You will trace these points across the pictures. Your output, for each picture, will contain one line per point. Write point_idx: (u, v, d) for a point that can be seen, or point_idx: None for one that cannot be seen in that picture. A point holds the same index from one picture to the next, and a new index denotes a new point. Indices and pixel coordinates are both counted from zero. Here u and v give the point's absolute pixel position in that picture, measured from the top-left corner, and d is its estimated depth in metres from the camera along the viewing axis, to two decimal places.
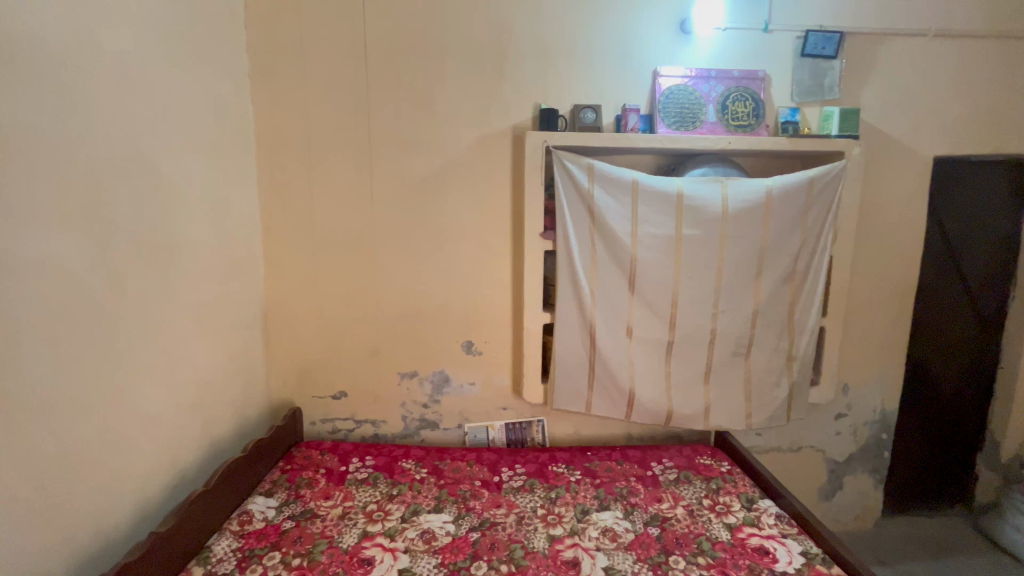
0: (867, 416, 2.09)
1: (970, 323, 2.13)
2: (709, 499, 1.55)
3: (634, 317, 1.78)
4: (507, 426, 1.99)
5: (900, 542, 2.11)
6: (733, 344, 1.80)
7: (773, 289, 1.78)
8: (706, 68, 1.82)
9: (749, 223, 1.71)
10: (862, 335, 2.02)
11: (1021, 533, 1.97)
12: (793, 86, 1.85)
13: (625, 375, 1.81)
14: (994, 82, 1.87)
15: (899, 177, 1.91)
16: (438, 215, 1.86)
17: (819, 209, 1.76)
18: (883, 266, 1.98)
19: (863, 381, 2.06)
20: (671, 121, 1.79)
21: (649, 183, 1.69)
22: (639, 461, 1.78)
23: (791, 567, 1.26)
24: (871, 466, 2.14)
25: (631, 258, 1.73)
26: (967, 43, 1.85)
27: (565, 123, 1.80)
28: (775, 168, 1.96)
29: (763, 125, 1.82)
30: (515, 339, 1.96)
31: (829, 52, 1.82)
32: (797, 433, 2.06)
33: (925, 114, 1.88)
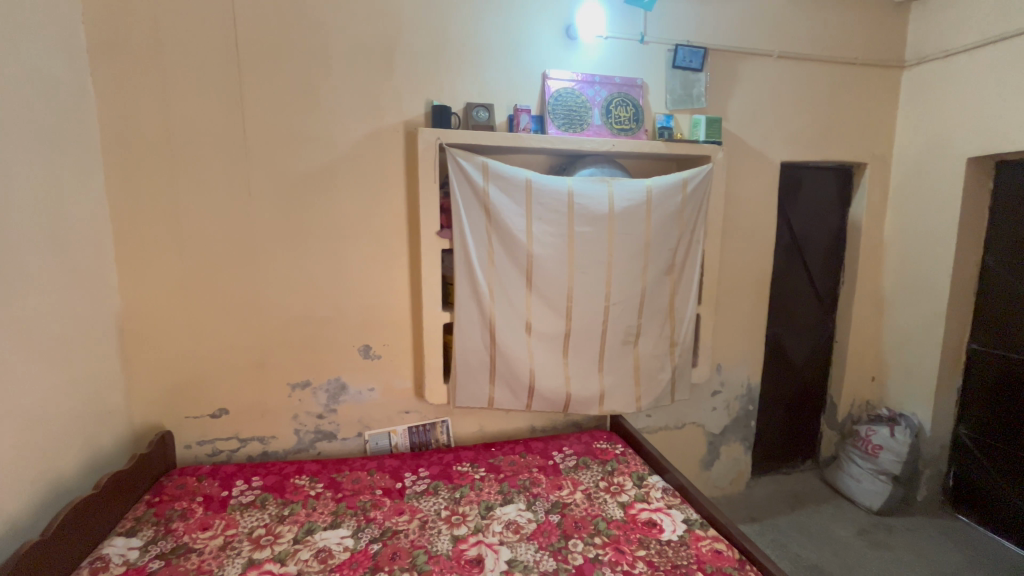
0: (737, 391, 2.35)
1: (813, 305, 2.49)
2: (605, 481, 1.64)
3: (532, 313, 1.83)
4: (410, 430, 1.94)
5: (766, 499, 2.41)
6: (624, 334, 1.92)
7: (656, 281, 1.93)
8: (591, 73, 1.92)
9: (634, 220, 1.84)
10: (731, 319, 2.27)
11: (855, 479, 2.36)
12: (667, 95, 2.02)
13: (526, 369, 1.86)
14: (824, 99, 2.20)
15: (755, 178, 2.17)
16: (327, 213, 1.75)
17: (692, 207, 1.94)
18: (745, 258, 2.24)
19: (733, 360, 2.31)
20: (560, 122, 1.86)
21: (542, 183, 1.75)
22: (541, 452, 1.84)
23: (675, 534, 1.37)
24: (741, 435, 2.41)
25: (527, 255, 1.78)
26: (804, 64, 2.15)
27: (459, 120, 1.80)
28: (655, 169, 2.12)
29: (642, 129, 1.96)
30: (415, 340, 1.92)
31: (696, 65, 2.01)
32: (680, 411, 2.26)
33: (774, 124, 2.16)
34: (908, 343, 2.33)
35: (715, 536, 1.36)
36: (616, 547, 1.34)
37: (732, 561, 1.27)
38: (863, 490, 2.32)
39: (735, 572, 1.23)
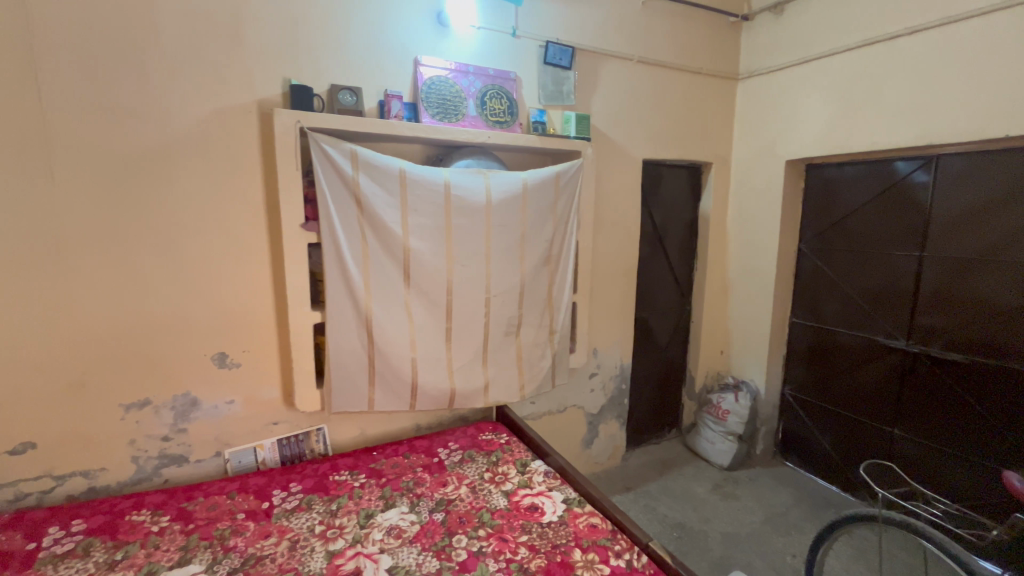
0: (611, 372, 2.52)
1: (673, 289, 2.77)
2: (489, 472, 1.66)
3: (412, 309, 1.76)
4: (280, 443, 1.77)
5: (639, 469, 2.64)
6: (506, 324, 1.95)
7: (534, 272, 1.98)
8: (464, 63, 1.89)
9: (511, 213, 1.86)
10: (604, 306, 2.42)
11: (709, 442, 2.67)
12: (539, 90, 2.07)
13: (407, 367, 1.79)
14: (676, 103, 2.44)
15: (621, 174, 2.34)
16: (163, 202, 1.50)
17: (565, 200, 2.02)
18: (615, 248, 2.40)
19: (608, 343, 2.48)
20: (434, 111, 1.80)
21: (417, 173, 1.68)
22: (425, 451, 1.81)
23: (555, 515, 1.42)
24: (617, 413, 2.60)
25: (404, 249, 1.70)
26: (659, 71, 2.36)
27: (322, 104, 1.66)
28: (531, 163, 2.18)
29: (516, 122, 1.99)
30: (283, 344, 1.75)
31: (565, 64, 2.09)
32: (561, 396, 2.36)
33: (636, 124, 2.33)
34: (746, 320, 2.70)
35: (591, 512, 1.43)
36: (500, 536, 1.35)
37: (606, 532, 1.34)
38: (716, 450, 2.64)
39: (608, 542, 1.31)
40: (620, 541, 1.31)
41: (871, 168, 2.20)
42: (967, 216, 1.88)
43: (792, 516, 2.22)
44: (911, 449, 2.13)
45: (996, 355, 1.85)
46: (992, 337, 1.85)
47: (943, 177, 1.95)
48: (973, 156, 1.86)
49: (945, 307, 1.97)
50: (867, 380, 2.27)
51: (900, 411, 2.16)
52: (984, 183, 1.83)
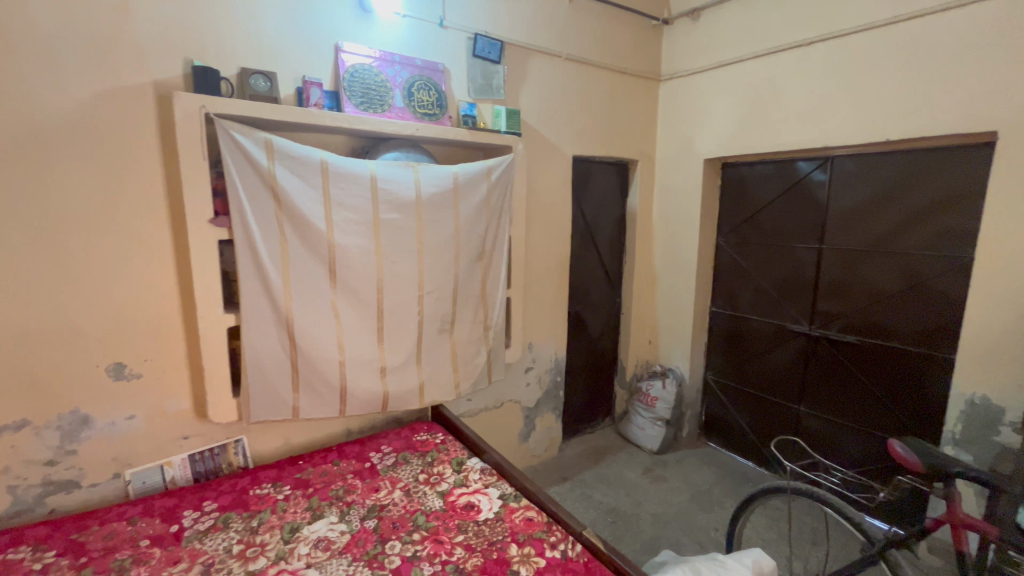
0: (546, 365, 2.55)
1: (605, 283, 2.85)
2: (424, 474, 1.62)
3: (339, 309, 1.68)
4: (192, 459, 1.62)
5: (575, 459, 2.70)
6: (439, 321, 1.91)
7: (467, 268, 1.96)
8: (390, 52, 1.82)
9: (441, 208, 1.82)
10: (539, 301, 2.45)
11: (641, 428, 2.79)
12: (469, 83, 2.04)
13: (334, 370, 1.70)
14: (603, 102, 2.50)
15: (552, 170, 2.36)
16: (40, 194, 1.31)
17: (497, 194, 2.01)
18: (548, 243, 2.43)
19: (542, 337, 2.51)
20: (358, 100, 1.72)
21: (340, 165, 1.60)
22: (357, 456, 1.73)
23: (491, 512, 1.41)
24: (552, 405, 2.64)
25: (328, 245, 1.61)
26: (587, 69, 2.41)
27: (231, 88, 1.52)
28: (461, 157, 2.14)
29: (446, 115, 1.95)
30: (192, 351, 1.60)
31: (494, 57, 2.08)
32: (498, 391, 2.36)
33: (565, 120, 2.37)
34: (671, 310, 2.84)
35: (527, 506, 1.44)
36: (435, 539, 1.32)
37: (541, 525, 1.35)
38: (646, 436, 2.76)
39: (544, 534, 1.32)
40: (555, 533, 1.32)
41: (777, 167, 2.38)
42: (857, 212, 2.09)
43: (715, 493, 2.37)
44: (815, 424, 2.35)
45: (882, 335, 2.07)
46: (879, 319, 2.07)
47: (837, 176, 2.15)
48: (862, 157, 2.07)
49: (841, 294, 2.18)
50: (777, 363, 2.47)
51: (805, 390, 2.37)
52: (871, 183, 2.04)
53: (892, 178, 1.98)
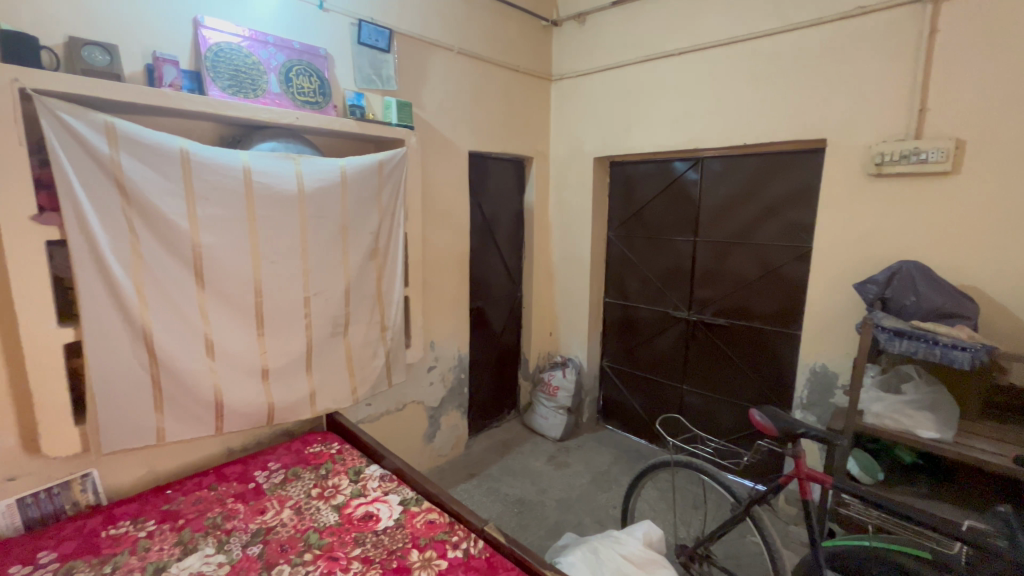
0: (449, 363, 2.52)
1: (505, 278, 2.89)
2: (317, 488, 1.51)
3: (210, 316, 1.50)
4: (22, 503, 1.33)
5: (482, 454, 2.71)
6: (331, 324, 1.80)
7: (360, 266, 1.87)
8: (262, 31, 1.65)
9: (328, 203, 1.71)
10: (439, 298, 2.41)
11: (544, 417, 2.87)
12: (355, 71, 1.93)
13: (207, 384, 1.52)
14: (498, 98, 2.52)
15: (449, 165, 2.33)
16: None
17: (390, 190, 1.93)
18: (447, 239, 2.39)
19: (444, 335, 2.47)
20: (225, 83, 1.54)
21: (205, 155, 1.42)
22: (239, 477, 1.57)
23: (391, 519, 1.36)
24: (457, 402, 2.61)
25: (193, 245, 1.43)
26: (480, 64, 2.41)
27: (55, 60, 1.28)
28: (350, 150, 2.03)
29: (330, 104, 1.83)
30: (17, 374, 1.33)
31: (382, 46, 1.99)
32: (399, 393, 2.29)
33: (460, 115, 2.35)
34: (569, 302, 2.95)
35: (429, 509, 1.41)
36: (329, 556, 1.23)
37: (444, 526, 1.33)
38: (549, 425, 2.85)
39: (446, 535, 1.30)
40: (457, 532, 1.31)
41: (657, 167, 2.58)
42: (724, 208, 2.34)
43: (613, 473, 2.52)
44: (695, 400, 2.59)
45: (746, 317, 2.34)
46: (743, 303, 2.33)
47: (707, 176, 2.38)
48: (727, 159, 2.30)
49: (713, 282, 2.43)
50: (663, 347, 2.69)
51: (686, 370, 2.61)
52: (734, 182, 2.29)
53: (751, 178, 2.23)
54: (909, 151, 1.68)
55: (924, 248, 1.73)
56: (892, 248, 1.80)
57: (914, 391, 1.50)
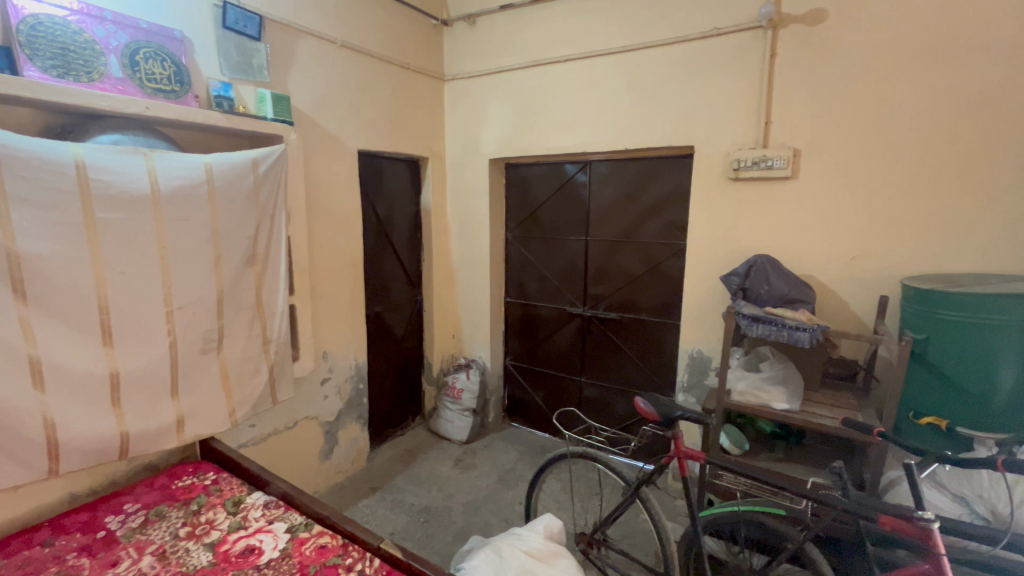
0: (345, 373, 2.39)
1: (404, 281, 2.80)
2: (186, 527, 1.33)
3: (37, 339, 1.25)
4: None
5: (385, 465, 2.60)
6: (201, 340, 1.60)
7: (235, 274, 1.69)
8: (96, 5, 1.41)
9: (191, 205, 1.51)
10: (331, 305, 2.26)
11: (450, 421, 2.84)
12: (221, 58, 1.73)
13: (36, 421, 1.27)
14: (387, 95, 2.44)
15: (335, 163, 2.20)
16: None
17: (268, 190, 1.78)
18: (337, 242, 2.26)
19: (339, 344, 2.34)
20: (48, 63, 1.30)
21: (20, 146, 1.18)
22: (84, 527, 1.33)
23: (276, 550, 1.24)
24: (356, 414, 2.48)
25: (8, 255, 1.18)
26: (366, 59, 2.30)
27: None
28: (218, 145, 1.83)
29: (190, 94, 1.63)
30: None
31: (251, 33, 1.81)
32: (288, 410, 2.11)
33: (346, 112, 2.23)
34: (470, 304, 2.95)
35: (320, 533, 1.31)
36: None
37: (336, 549, 1.25)
38: (455, 428, 2.82)
39: (339, 559, 1.22)
40: (351, 554, 1.24)
41: (550, 169, 2.66)
42: (611, 209, 2.49)
43: (518, 469, 2.56)
44: (593, 391, 2.72)
45: (634, 311, 2.51)
46: (631, 298, 2.50)
47: (595, 178, 2.51)
48: (611, 162, 2.45)
49: (604, 278, 2.57)
50: (561, 342, 2.79)
51: (584, 363, 2.73)
52: (619, 184, 2.45)
53: (633, 180, 2.40)
54: (758, 158, 1.92)
55: (773, 243, 1.98)
56: (749, 243, 2.03)
57: (770, 368, 1.70)
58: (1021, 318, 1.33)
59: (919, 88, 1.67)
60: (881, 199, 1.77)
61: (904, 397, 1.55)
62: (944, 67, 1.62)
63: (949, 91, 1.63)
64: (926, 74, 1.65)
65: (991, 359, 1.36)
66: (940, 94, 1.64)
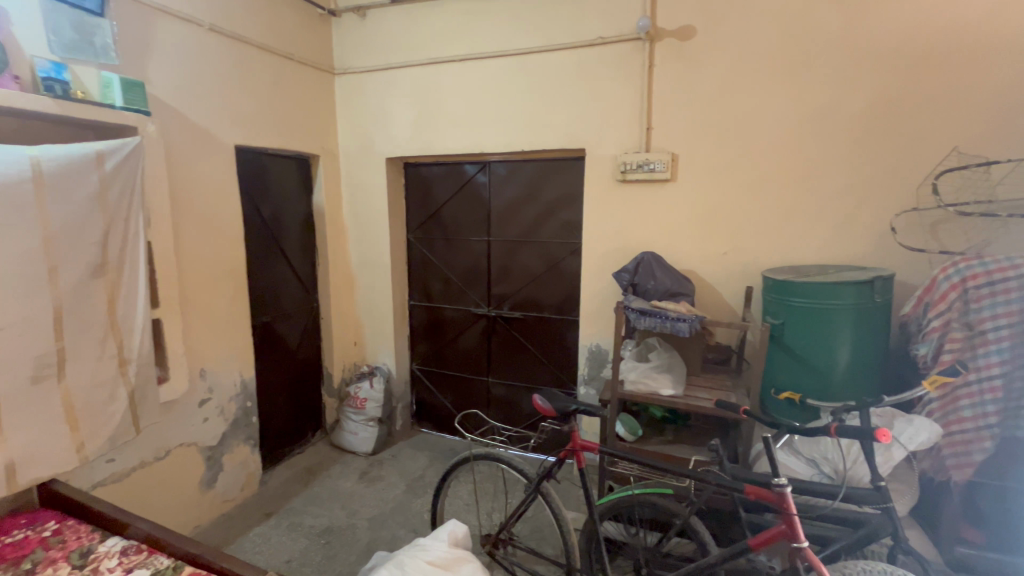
0: (228, 392, 2.17)
1: (298, 287, 2.60)
2: None
3: None
4: None
5: (281, 487, 2.40)
6: (33, 365, 1.34)
7: (77, 285, 1.44)
8: None
9: (11, 207, 1.26)
10: (207, 318, 2.04)
11: (353, 434, 2.69)
12: (50, 34, 1.47)
13: None
14: (268, 87, 2.25)
15: (207, 160, 1.99)
16: None
17: (119, 189, 1.55)
18: (212, 247, 2.04)
19: (219, 360, 2.11)
20: None
21: None
22: None
23: None
24: (243, 435, 2.27)
25: None
26: (241, 46, 2.10)
27: None
28: (51, 136, 1.56)
29: (7, 74, 1.36)
30: None
31: (93, 8, 1.56)
32: (157, 438, 1.87)
33: (219, 104, 2.02)
34: (371, 309, 2.83)
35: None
36: None
37: None
38: (359, 440, 2.68)
39: None
40: None
41: (449, 169, 2.63)
42: (510, 209, 2.52)
43: (427, 476, 2.51)
44: (500, 390, 2.74)
45: (536, 309, 2.56)
46: (533, 296, 2.55)
47: (494, 179, 2.53)
48: (509, 164, 2.48)
49: (507, 278, 2.60)
50: (467, 344, 2.78)
51: (490, 363, 2.74)
52: (517, 185, 2.48)
53: (530, 181, 2.45)
54: (642, 162, 2.05)
55: (657, 241, 2.13)
56: (636, 241, 2.17)
57: (658, 357, 1.82)
58: (853, 302, 1.55)
59: (771, 103, 1.89)
60: (745, 200, 1.98)
61: (767, 377, 1.74)
62: (788, 85, 1.86)
63: (794, 106, 1.86)
64: (776, 90, 1.87)
65: (832, 339, 1.58)
66: (786, 108, 1.87)
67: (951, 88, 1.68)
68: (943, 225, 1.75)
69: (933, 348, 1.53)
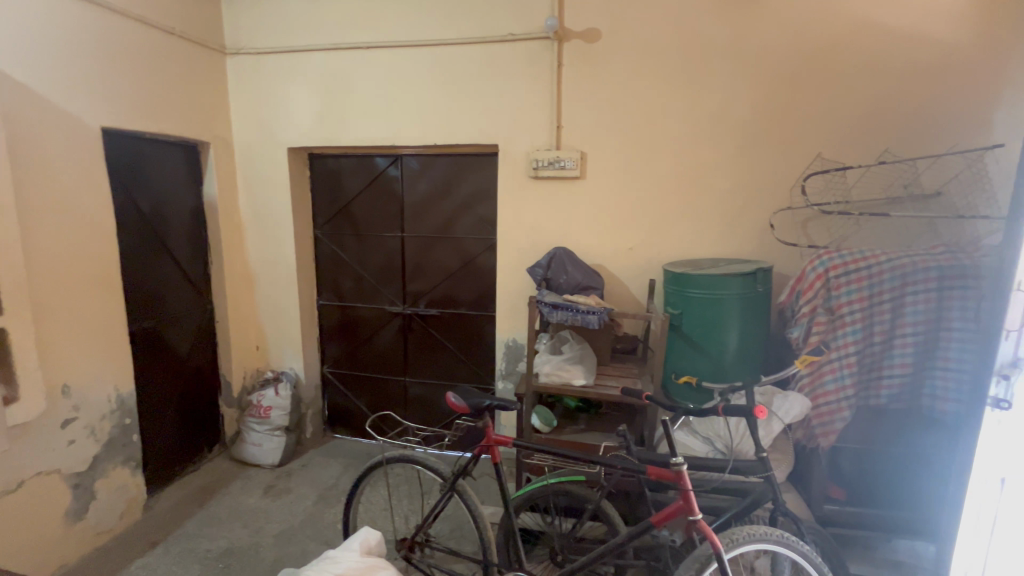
0: (99, 410, 1.90)
1: (188, 288, 2.35)
2: None
3: None
4: None
5: (171, 510, 2.16)
6: None
7: None
8: None
9: None
10: (70, 325, 1.77)
11: (257, 445, 2.49)
12: None
13: None
14: (143, 63, 1.99)
15: (64, 143, 1.72)
16: None
17: None
18: (73, 244, 1.77)
19: (86, 374, 1.84)
20: None
21: None
22: None
23: None
24: (122, 457, 2.01)
25: None
26: (107, 14, 1.84)
27: None
28: None
29: None
30: None
31: None
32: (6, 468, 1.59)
33: (79, 79, 1.75)
34: (275, 310, 2.63)
35: None
36: None
37: None
38: (263, 452, 2.49)
39: None
40: None
41: (359, 161, 2.51)
42: (424, 204, 2.47)
43: (340, 484, 2.39)
44: (417, 390, 2.68)
45: (452, 305, 2.53)
46: (449, 292, 2.52)
47: (407, 173, 2.45)
48: (422, 158, 2.42)
49: (422, 274, 2.54)
50: (383, 343, 2.68)
51: (407, 362, 2.67)
52: (431, 180, 2.43)
53: (445, 176, 2.41)
54: (553, 159, 2.10)
55: (569, 237, 2.20)
56: (549, 237, 2.22)
57: (570, 349, 1.87)
58: (739, 292, 1.70)
59: (669, 107, 2.01)
60: (648, 198, 2.10)
61: (669, 363, 1.86)
62: (684, 91, 1.99)
63: (689, 111, 2.00)
64: (673, 95, 2.00)
65: (722, 326, 1.72)
66: (683, 113, 2.01)
67: (816, 102, 1.90)
68: (812, 222, 1.99)
69: (803, 331, 1.74)
